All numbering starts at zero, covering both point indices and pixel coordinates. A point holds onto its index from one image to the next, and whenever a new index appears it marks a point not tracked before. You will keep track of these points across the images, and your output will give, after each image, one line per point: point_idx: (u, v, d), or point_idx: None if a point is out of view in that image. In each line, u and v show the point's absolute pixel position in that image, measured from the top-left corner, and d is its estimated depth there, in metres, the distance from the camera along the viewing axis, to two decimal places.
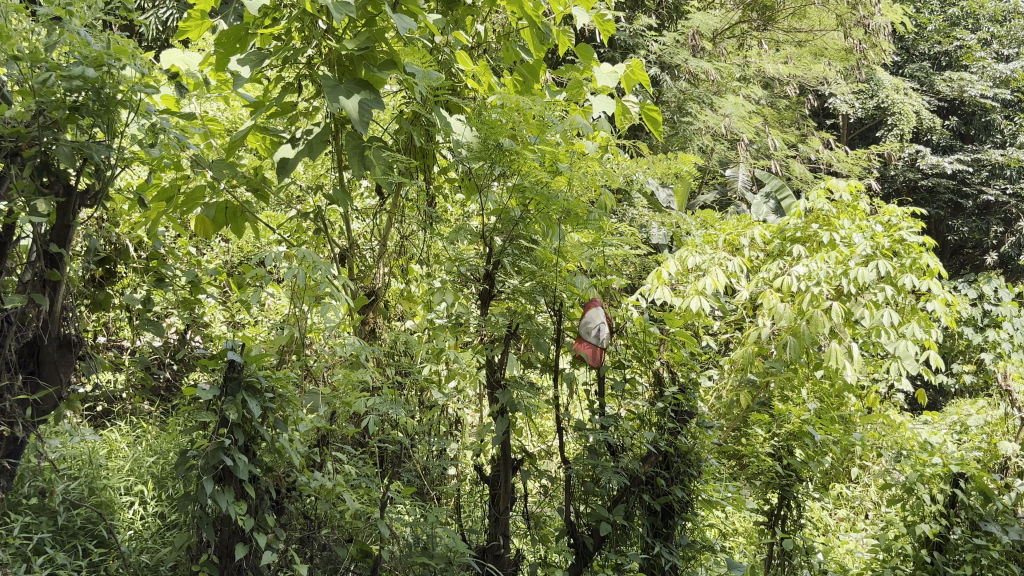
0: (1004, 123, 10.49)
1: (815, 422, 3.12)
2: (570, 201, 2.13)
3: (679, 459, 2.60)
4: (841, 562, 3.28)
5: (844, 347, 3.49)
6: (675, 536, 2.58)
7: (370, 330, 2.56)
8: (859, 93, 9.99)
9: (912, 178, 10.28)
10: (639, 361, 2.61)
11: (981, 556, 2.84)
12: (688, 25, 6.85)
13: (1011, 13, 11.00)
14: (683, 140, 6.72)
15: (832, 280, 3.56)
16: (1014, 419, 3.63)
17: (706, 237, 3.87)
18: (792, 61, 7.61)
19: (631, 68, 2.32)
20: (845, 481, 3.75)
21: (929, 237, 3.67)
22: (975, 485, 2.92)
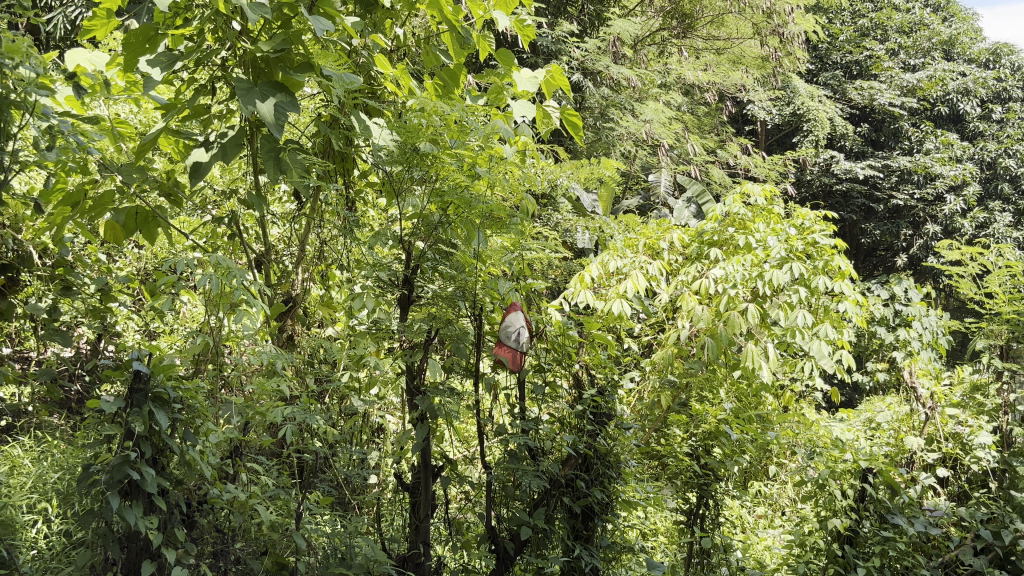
0: (911, 130, 10.85)
1: (730, 423, 3.21)
2: (489, 206, 2.12)
3: (599, 461, 2.62)
4: (759, 559, 3.34)
5: (760, 347, 3.57)
6: (595, 538, 2.60)
7: (288, 337, 2.51)
8: (776, 101, 10.26)
9: (827, 183, 10.60)
10: (559, 364, 2.62)
11: (889, 548, 2.96)
12: (609, 31, 6.94)
13: (916, 24, 11.53)
14: (606, 146, 6.80)
15: (748, 282, 3.65)
16: (919, 414, 3.69)
17: (626, 242, 3.92)
18: (711, 68, 7.84)
19: (551, 72, 2.30)
20: (763, 479, 3.83)
21: (840, 240, 3.79)
22: (883, 480, 3.04)
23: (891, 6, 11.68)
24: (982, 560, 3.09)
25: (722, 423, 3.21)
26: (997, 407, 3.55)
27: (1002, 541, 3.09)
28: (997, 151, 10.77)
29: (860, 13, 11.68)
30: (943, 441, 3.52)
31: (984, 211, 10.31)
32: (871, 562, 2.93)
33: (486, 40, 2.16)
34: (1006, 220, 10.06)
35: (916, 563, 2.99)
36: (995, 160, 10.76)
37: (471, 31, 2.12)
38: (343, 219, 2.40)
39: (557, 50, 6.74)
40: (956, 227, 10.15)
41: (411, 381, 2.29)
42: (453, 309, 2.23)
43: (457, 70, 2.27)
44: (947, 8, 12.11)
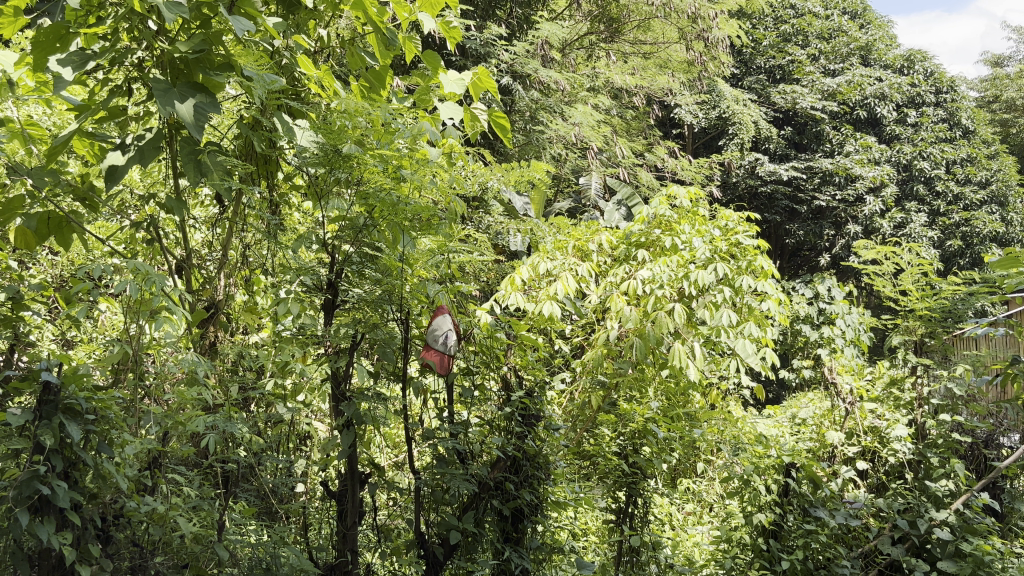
0: (832, 133, 11.16)
1: (658, 421, 3.26)
2: (416, 208, 2.09)
3: (528, 463, 2.62)
4: (688, 555, 3.38)
5: (687, 347, 3.63)
6: (525, 540, 2.59)
7: (210, 344, 2.42)
8: (702, 104, 10.42)
9: (752, 185, 10.84)
10: (488, 366, 2.61)
11: (811, 540, 3.02)
12: (538, 35, 6.97)
13: (835, 31, 11.90)
14: (537, 149, 6.83)
15: (675, 282, 3.71)
16: (840, 409, 3.80)
17: (557, 244, 3.95)
18: (638, 72, 7.92)
19: (478, 75, 2.27)
20: (691, 476, 3.88)
21: (763, 240, 3.86)
22: (805, 475, 3.13)
23: (810, 13, 12.02)
24: (899, 549, 3.20)
25: (649, 421, 3.27)
26: (912, 401, 3.67)
27: (918, 530, 3.24)
28: (913, 153, 11.17)
29: (782, 19, 11.98)
30: (862, 435, 3.62)
31: (901, 211, 10.67)
32: (795, 554, 2.98)
33: (411, 41, 2.13)
34: (921, 220, 10.45)
35: (837, 555, 3.06)
36: (911, 162, 11.16)
37: (397, 32, 2.09)
38: (266, 223, 2.34)
39: (487, 53, 6.69)
40: (875, 227, 10.49)
41: (337, 387, 2.25)
42: (379, 314, 2.21)
43: (383, 71, 2.23)
44: (863, 15, 12.51)
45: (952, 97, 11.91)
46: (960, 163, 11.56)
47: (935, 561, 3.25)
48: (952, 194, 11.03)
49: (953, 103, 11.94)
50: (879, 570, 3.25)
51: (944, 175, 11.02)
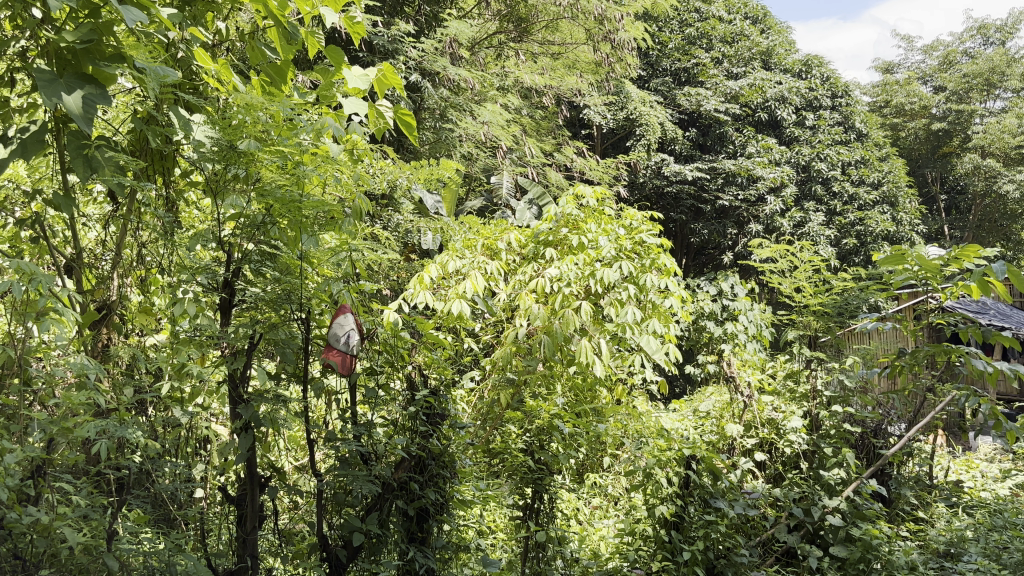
0: (735, 135, 11.43)
1: (563, 417, 3.31)
2: (316, 205, 2.04)
3: (433, 462, 2.60)
4: (594, 549, 3.41)
5: (594, 344, 3.68)
6: (430, 540, 2.57)
7: (102, 347, 2.31)
8: (610, 105, 10.53)
9: (658, 185, 10.99)
10: (393, 366, 2.54)
11: (711, 531, 3.08)
12: (445, 32, 6.86)
13: (737, 35, 12.22)
14: (447, 148, 6.79)
15: (581, 280, 3.74)
16: (739, 403, 3.94)
17: (466, 243, 3.95)
18: (547, 72, 7.97)
19: (383, 71, 2.22)
20: (597, 470, 3.92)
21: (666, 239, 3.94)
22: (705, 467, 3.22)
23: (715, 17, 12.30)
24: (795, 537, 3.30)
25: (554, 418, 3.33)
26: (807, 394, 3.82)
27: (813, 518, 3.36)
28: (811, 155, 11.59)
29: (687, 22, 12.18)
30: (760, 427, 3.75)
31: (800, 211, 11.09)
32: (695, 545, 3.02)
33: (315, 36, 2.06)
34: (819, 219, 10.87)
35: (736, 545, 3.15)
36: (809, 163, 11.57)
37: (298, 27, 2.02)
38: (161, 221, 2.24)
39: (394, 49, 6.60)
40: (776, 226, 10.86)
41: (234, 389, 2.16)
42: (278, 313, 2.13)
43: (284, 66, 2.16)
44: (764, 21, 12.90)
45: (846, 101, 12.45)
46: (855, 164, 12.05)
47: (827, 546, 3.39)
48: (848, 194, 11.51)
49: (848, 107, 12.46)
50: (776, 557, 3.35)
51: (839, 176, 11.48)
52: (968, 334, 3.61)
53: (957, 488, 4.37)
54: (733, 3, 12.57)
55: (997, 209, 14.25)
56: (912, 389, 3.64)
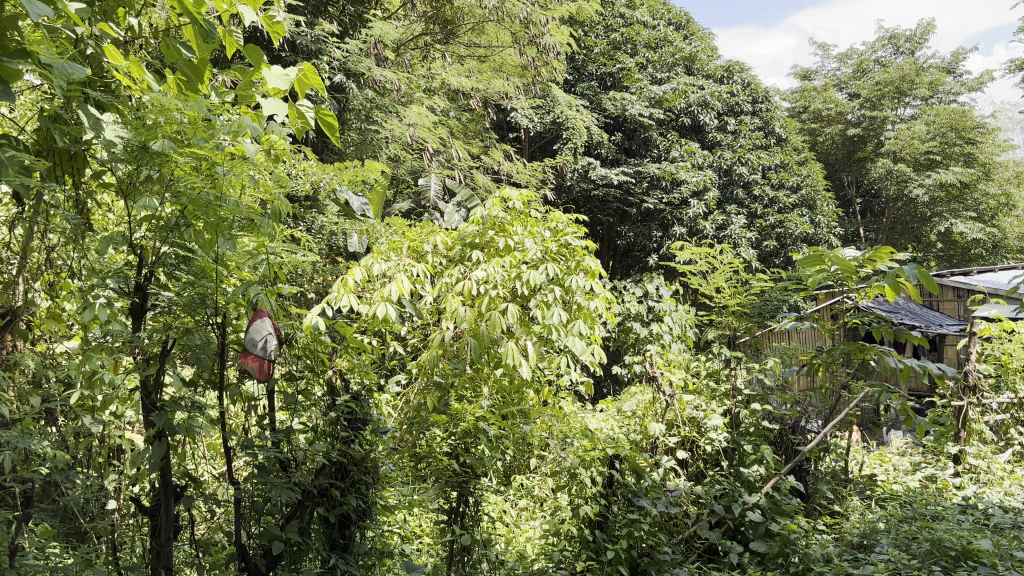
0: (659, 139, 11.59)
1: (487, 419, 3.29)
2: (234, 207, 1.98)
3: (355, 468, 2.54)
4: (520, 550, 3.40)
5: (520, 345, 3.66)
6: (352, 546, 2.52)
7: (5, 356, 2.19)
8: (537, 109, 10.54)
9: (585, 188, 11.02)
10: (313, 371, 2.49)
11: (635, 529, 3.10)
12: (370, 33, 6.75)
13: (661, 41, 12.40)
14: (373, 149, 6.74)
15: (508, 282, 3.74)
16: (661, 403, 3.98)
17: (391, 245, 3.91)
18: (474, 75, 7.92)
19: (304, 71, 2.14)
20: (524, 473, 3.92)
21: (591, 241, 3.97)
22: (628, 466, 3.26)
23: (639, 22, 12.40)
24: (716, 533, 3.37)
25: (479, 420, 3.30)
26: (727, 393, 3.91)
27: (733, 514, 3.44)
28: (733, 159, 11.84)
29: (611, 27, 12.20)
30: (682, 426, 3.80)
31: (722, 214, 11.35)
32: (619, 543, 3.03)
33: (233, 36, 1.92)
34: (740, 222, 11.13)
35: (658, 542, 3.18)
36: (731, 167, 11.83)
37: (215, 26, 1.85)
38: (69, 223, 2.13)
39: (318, 50, 6.47)
40: (699, 228, 11.08)
41: (147, 396, 2.06)
42: (192, 317, 2.06)
43: (201, 66, 1.90)
44: (687, 27, 13.15)
45: (766, 107, 12.89)
46: (774, 169, 12.39)
47: (748, 541, 3.46)
48: (768, 198, 11.86)
49: (767, 113, 12.81)
50: (698, 554, 3.39)
51: (760, 180, 11.79)
52: (880, 332, 3.73)
53: (870, 481, 4.53)
54: (657, 9, 12.73)
55: (909, 212, 14.84)
56: (831, 386, 3.73)
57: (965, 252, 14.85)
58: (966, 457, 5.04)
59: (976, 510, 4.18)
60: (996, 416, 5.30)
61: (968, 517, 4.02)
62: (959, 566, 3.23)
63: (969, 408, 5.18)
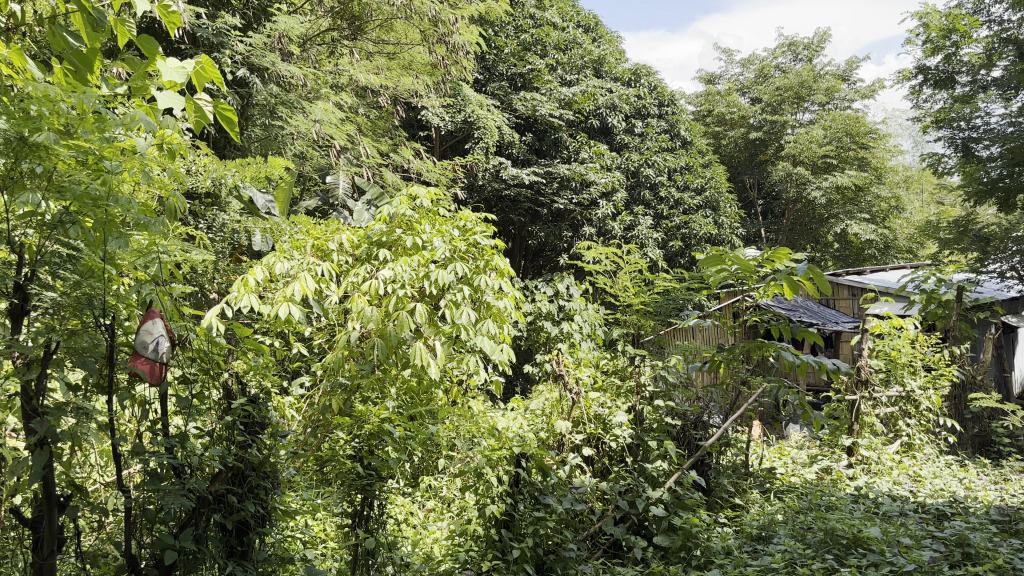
0: (569, 140, 11.66)
1: (393, 421, 3.24)
2: (124, 203, 1.86)
3: (253, 473, 2.46)
4: (426, 551, 3.37)
5: (428, 345, 3.61)
6: (250, 553, 2.44)
7: None
8: (448, 107, 10.42)
9: (497, 188, 10.91)
10: (208, 374, 2.39)
11: (541, 527, 3.11)
12: (274, 27, 6.55)
13: (571, 43, 12.49)
14: (278, 146, 6.58)
15: (416, 282, 3.70)
16: (567, 399, 3.91)
17: (295, 243, 3.82)
18: (382, 72, 7.80)
19: (202, 63, 1.98)
20: (431, 473, 3.88)
21: (499, 241, 3.97)
22: (534, 464, 3.26)
23: (549, 24, 12.44)
24: (621, 529, 3.42)
25: (384, 422, 3.24)
26: (632, 389, 3.97)
27: (637, 509, 3.50)
28: (640, 161, 12.08)
29: (521, 28, 12.16)
30: (588, 422, 3.80)
31: (630, 214, 11.60)
32: (524, 542, 3.03)
33: (125, 24, 1.76)
34: (647, 223, 11.40)
35: (563, 539, 3.19)
36: (638, 169, 12.06)
37: (108, 13, 1.69)
38: None
39: (220, 43, 6.24)
40: (608, 229, 11.27)
41: (26, 403, 1.92)
42: (79, 319, 1.95)
43: (92, 59, 1.73)
44: (596, 30, 13.34)
45: (672, 110, 13.27)
46: (680, 171, 12.72)
47: (651, 536, 3.54)
48: (673, 199, 12.23)
49: (673, 116, 13.26)
50: (603, 550, 3.43)
51: (666, 182, 12.08)
52: (779, 330, 3.84)
53: (769, 474, 4.68)
54: (566, 11, 12.80)
55: (807, 213, 15.46)
56: (731, 382, 3.83)
57: (859, 252, 15.60)
58: (858, 449, 5.26)
59: (866, 499, 4.37)
60: (885, 408, 5.59)
61: (859, 506, 4.21)
62: (850, 554, 3.37)
63: (861, 401, 5.46)
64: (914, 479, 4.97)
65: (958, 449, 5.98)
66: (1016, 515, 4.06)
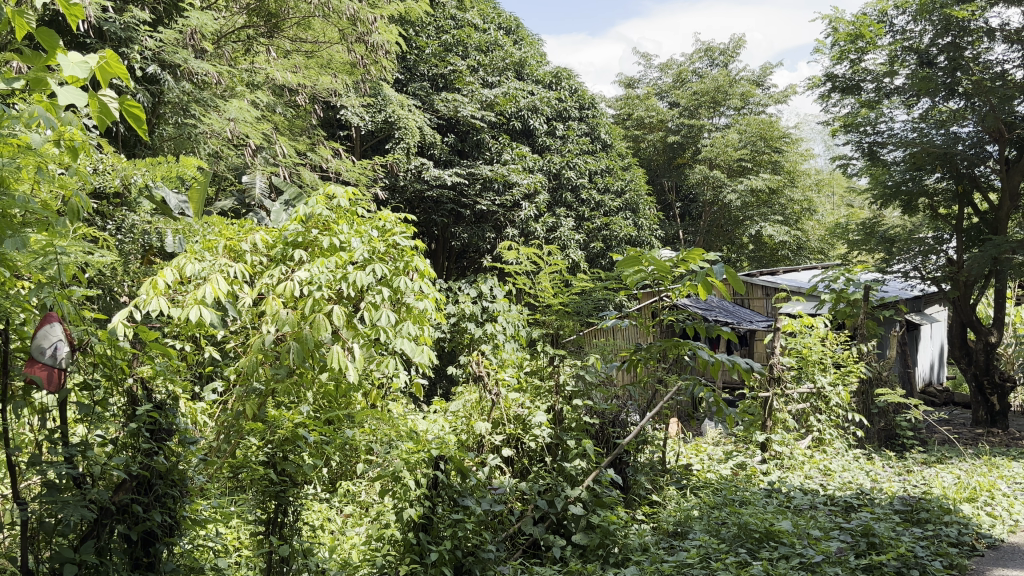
0: (491, 142, 11.62)
1: (307, 425, 3.17)
2: (20, 204, 1.76)
3: (160, 481, 2.38)
4: (344, 557, 3.32)
5: (346, 349, 3.55)
6: (158, 564, 2.35)
7: None
8: (368, 107, 10.24)
9: (419, 189, 10.82)
10: (111, 380, 2.30)
11: (459, 529, 3.10)
12: (185, 23, 6.33)
13: (492, 44, 12.45)
14: (192, 145, 6.39)
15: (333, 283, 3.63)
16: (487, 400, 3.82)
17: (206, 243, 3.71)
18: (300, 70, 7.67)
19: (104, 59, 1.85)
20: (350, 478, 3.82)
21: (419, 242, 3.94)
22: (453, 466, 3.23)
23: (470, 25, 12.33)
24: (539, 529, 3.44)
25: (298, 427, 3.17)
26: (551, 389, 3.98)
27: (556, 509, 3.53)
28: (562, 163, 12.19)
29: (442, 28, 11.99)
30: (506, 423, 3.75)
31: (552, 216, 11.72)
32: (443, 545, 3.01)
33: (23, 16, 1.64)
34: (569, 225, 11.56)
35: (482, 541, 3.18)
36: (560, 171, 12.18)
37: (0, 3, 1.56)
38: None
39: (128, 38, 6.00)
40: (531, 230, 11.35)
41: None
42: None
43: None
44: (517, 32, 13.38)
45: (592, 113, 13.52)
46: (600, 173, 12.93)
47: (569, 535, 3.57)
48: (594, 201, 12.49)
49: (593, 119, 13.51)
50: (522, 550, 3.45)
51: (587, 184, 12.26)
52: (695, 329, 3.92)
53: (686, 470, 4.77)
54: (487, 12, 12.76)
55: (723, 215, 15.88)
56: (649, 381, 3.88)
57: (773, 253, 16.15)
58: (772, 444, 5.40)
59: (779, 494, 4.50)
60: (797, 404, 5.76)
61: (772, 500, 4.33)
62: (762, 547, 3.46)
63: (774, 398, 5.58)
64: (824, 472, 5.14)
65: (865, 443, 6.22)
66: (917, 504, 4.23)
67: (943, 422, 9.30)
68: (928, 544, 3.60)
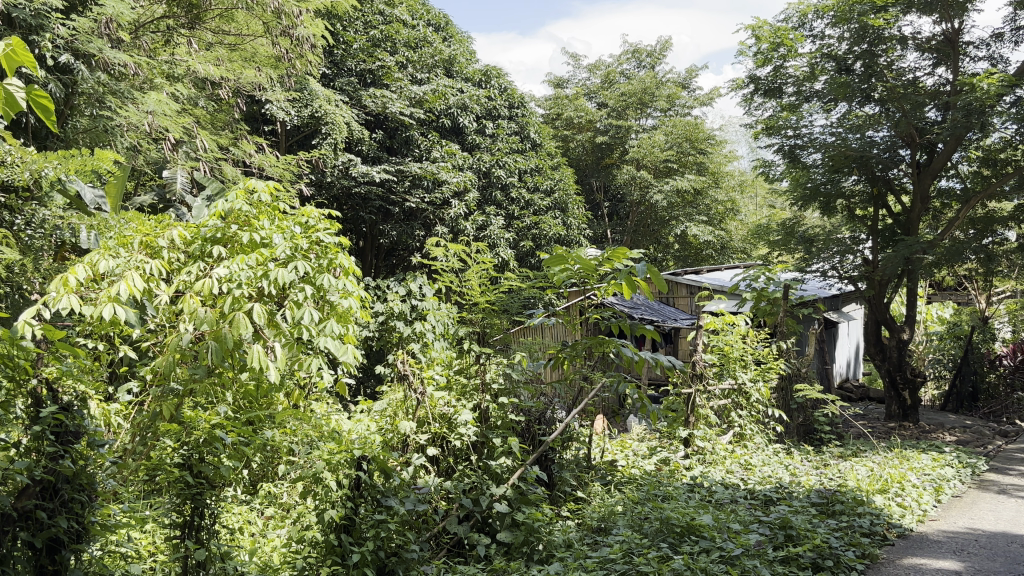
0: (420, 139, 11.51)
1: (225, 426, 3.08)
2: None
3: (66, 484, 2.28)
4: (263, 559, 3.25)
5: (266, 348, 3.45)
6: (64, 571, 2.26)
7: None
8: (293, 102, 9.93)
9: (346, 186, 10.68)
10: (13, 382, 2.18)
11: (381, 530, 3.06)
12: (100, 11, 5.98)
13: (421, 41, 12.34)
14: (108, 139, 6.18)
15: (254, 281, 3.53)
16: (412, 399, 3.77)
17: (120, 238, 3.57)
18: (223, 63, 7.53)
19: (11, 46, 1.72)
20: (272, 480, 3.74)
21: (343, 239, 3.87)
22: (376, 467, 3.18)
23: (398, 20, 12.18)
24: (463, 527, 3.43)
25: (215, 428, 3.07)
26: (477, 388, 3.95)
27: (480, 507, 3.53)
28: (491, 162, 12.18)
29: (370, 23, 11.81)
30: (431, 422, 3.71)
31: (481, 214, 11.72)
32: (364, 546, 2.97)
33: None
34: (498, 223, 11.57)
35: (406, 540, 3.14)
36: (489, 169, 12.16)
37: None
38: None
39: (38, 25, 5.72)
40: (460, 228, 11.32)
41: None
42: None
43: None
44: (446, 29, 13.31)
45: (521, 112, 13.56)
46: (528, 172, 12.98)
47: (494, 532, 3.58)
48: (523, 200, 12.53)
49: (523, 118, 13.55)
50: (446, 549, 3.43)
51: (516, 183, 12.30)
52: (618, 327, 3.95)
53: (610, 467, 4.83)
54: (416, 8, 12.59)
55: (649, 215, 16.12)
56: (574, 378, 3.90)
57: (697, 253, 16.46)
58: (695, 440, 5.49)
59: (701, 489, 4.58)
60: (719, 400, 5.87)
61: (693, 495, 4.41)
62: (683, 541, 3.52)
63: (696, 394, 5.68)
64: (744, 467, 5.26)
65: (784, 437, 6.38)
66: (832, 497, 4.34)
67: (859, 416, 9.62)
68: (842, 534, 3.72)
